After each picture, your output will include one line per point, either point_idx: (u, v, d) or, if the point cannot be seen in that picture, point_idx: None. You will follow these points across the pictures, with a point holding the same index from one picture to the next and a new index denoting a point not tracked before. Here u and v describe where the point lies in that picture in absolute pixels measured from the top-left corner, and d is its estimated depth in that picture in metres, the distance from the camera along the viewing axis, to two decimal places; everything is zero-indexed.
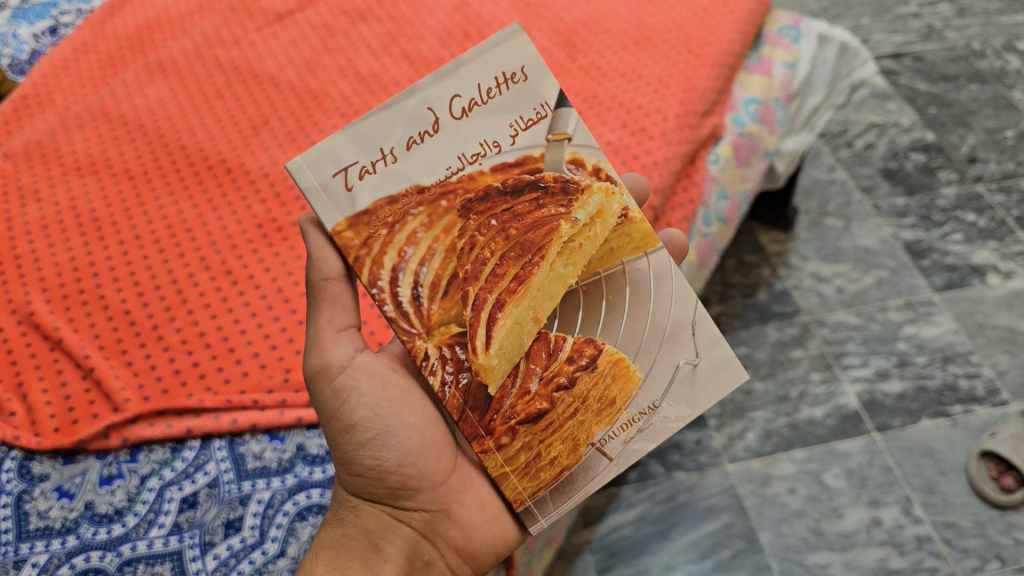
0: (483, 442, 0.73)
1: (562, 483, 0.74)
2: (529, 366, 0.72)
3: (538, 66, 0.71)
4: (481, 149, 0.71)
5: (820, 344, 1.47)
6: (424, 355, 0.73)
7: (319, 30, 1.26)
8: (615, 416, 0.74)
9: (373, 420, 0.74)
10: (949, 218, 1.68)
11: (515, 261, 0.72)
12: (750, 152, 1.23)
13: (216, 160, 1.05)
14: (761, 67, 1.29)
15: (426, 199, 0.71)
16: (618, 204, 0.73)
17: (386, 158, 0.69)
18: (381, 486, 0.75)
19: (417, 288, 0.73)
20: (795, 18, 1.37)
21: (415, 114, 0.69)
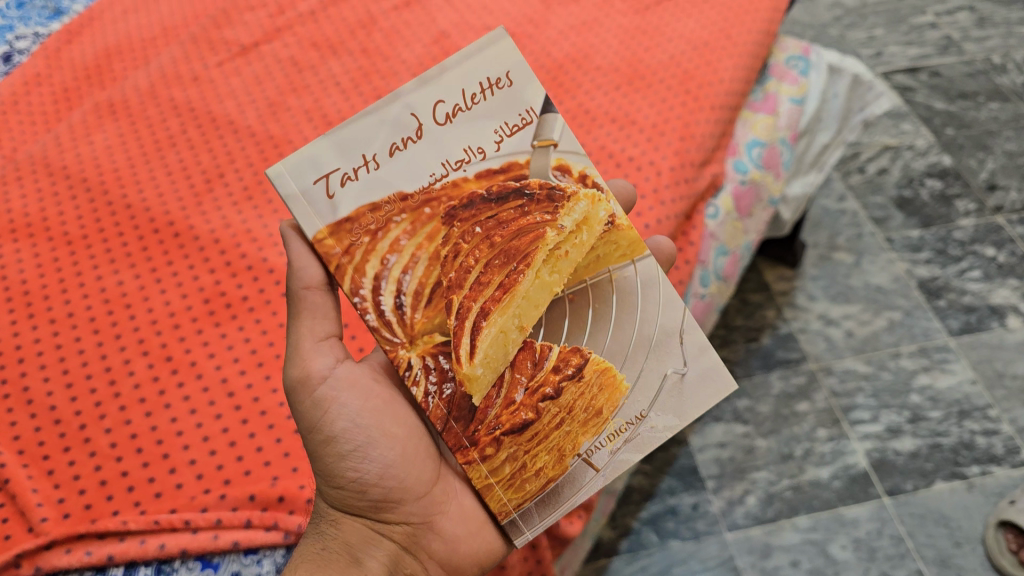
0: (466, 453, 0.67)
1: (547, 494, 0.68)
2: (513, 376, 0.67)
3: (525, 71, 0.66)
4: (466, 156, 0.66)
5: (827, 396, 1.38)
6: (406, 364, 0.67)
7: (286, 65, 1.16)
8: (602, 425, 0.68)
9: (353, 429, 0.70)
10: (967, 253, 1.57)
11: (500, 268, 0.66)
12: (752, 202, 1.13)
13: (163, 222, 0.95)
14: (766, 105, 1.19)
15: (409, 206, 0.66)
16: (606, 212, 0.68)
17: (367, 165, 0.64)
18: (361, 498, 0.71)
19: (399, 297, 0.67)
20: (804, 46, 1.27)
21: (398, 120, 0.64)
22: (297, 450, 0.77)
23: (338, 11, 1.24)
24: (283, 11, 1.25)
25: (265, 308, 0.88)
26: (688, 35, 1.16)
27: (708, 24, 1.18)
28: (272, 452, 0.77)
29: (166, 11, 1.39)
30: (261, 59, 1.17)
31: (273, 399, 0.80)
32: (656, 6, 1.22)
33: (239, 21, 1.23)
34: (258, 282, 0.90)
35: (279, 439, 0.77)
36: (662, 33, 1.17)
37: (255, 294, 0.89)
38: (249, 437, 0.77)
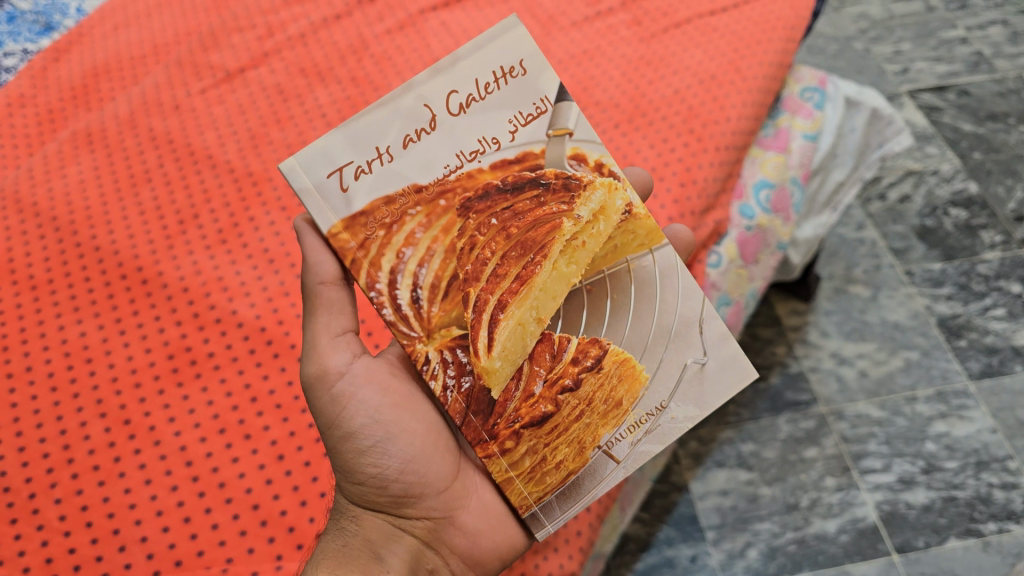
0: (485, 447, 0.68)
1: (568, 488, 0.69)
2: (533, 368, 0.68)
3: (538, 59, 0.67)
4: (480, 147, 0.67)
5: (837, 442, 1.31)
6: (424, 360, 0.68)
7: (271, 92, 1.12)
8: (623, 417, 0.69)
9: (372, 426, 0.74)
10: (991, 289, 1.50)
11: (516, 261, 0.67)
12: (758, 248, 1.08)
13: (130, 267, 0.93)
14: (776, 141, 1.13)
15: (423, 199, 0.67)
16: (623, 200, 0.68)
17: (381, 158, 0.66)
18: (382, 494, 0.75)
19: (416, 291, 0.69)
20: (820, 76, 1.20)
21: (411, 112, 0.66)
22: (256, 528, 0.76)
23: (328, 36, 1.19)
24: (273, 35, 1.20)
25: (230, 365, 0.86)
26: (694, 67, 1.11)
27: (715, 56, 1.12)
28: (228, 530, 0.75)
29: (157, 26, 1.34)
30: (248, 86, 1.13)
31: (234, 470, 0.79)
32: (661, 34, 1.16)
33: (226, 44, 1.19)
34: (224, 340, 0.88)
35: (236, 516, 0.76)
36: (665, 64, 1.12)
37: (222, 351, 0.87)
38: (205, 512, 0.76)
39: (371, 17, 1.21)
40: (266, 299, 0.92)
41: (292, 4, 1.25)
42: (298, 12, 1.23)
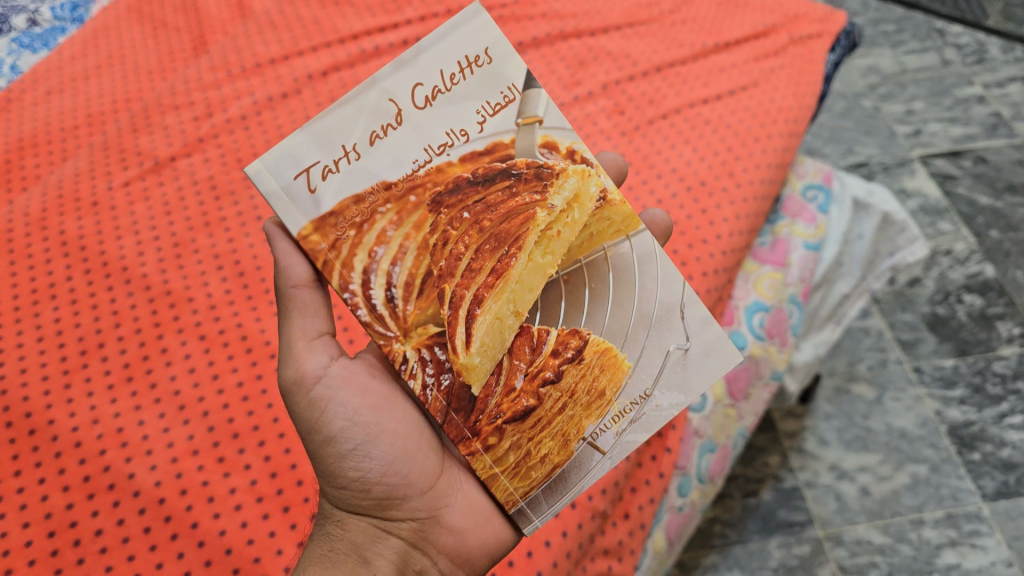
0: (468, 445, 0.63)
1: (554, 481, 0.63)
2: (513, 362, 0.62)
3: (503, 45, 0.62)
4: (448, 139, 0.62)
5: (835, 572, 1.19)
6: (402, 358, 0.63)
7: (203, 188, 1.00)
8: (607, 407, 0.63)
9: (353, 428, 0.69)
10: (1008, 391, 1.36)
11: (490, 254, 0.62)
12: (750, 381, 0.94)
13: (17, 411, 0.80)
14: (774, 254, 1.00)
15: (394, 195, 0.62)
16: (596, 187, 0.62)
17: (348, 156, 0.61)
18: (365, 496, 0.70)
19: (390, 289, 0.63)
20: (825, 173, 1.07)
21: (376, 107, 0.61)
22: None
23: (273, 119, 1.07)
24: (211, 115, 1.08)
25: (120, 548, 0.73)
26: (681, 170, 0.98)
27: (705, 158, 0.99)
28: None
29: (94, 93, 1.23)
30: (177, 178, 1.01)
31: None
32: (646, 127, 1.03)
33: (158, 125, 1.06)
34: (115, 514, 0.74)
35: None
36: (650, 166, 0.98)
37: (111, 529, 0.73)
38: None
39: (320, 98, 1.09)
40: (170, 459, 0.78)
41: (236, 78, 1.12)
42: (241, 88, 1.11)
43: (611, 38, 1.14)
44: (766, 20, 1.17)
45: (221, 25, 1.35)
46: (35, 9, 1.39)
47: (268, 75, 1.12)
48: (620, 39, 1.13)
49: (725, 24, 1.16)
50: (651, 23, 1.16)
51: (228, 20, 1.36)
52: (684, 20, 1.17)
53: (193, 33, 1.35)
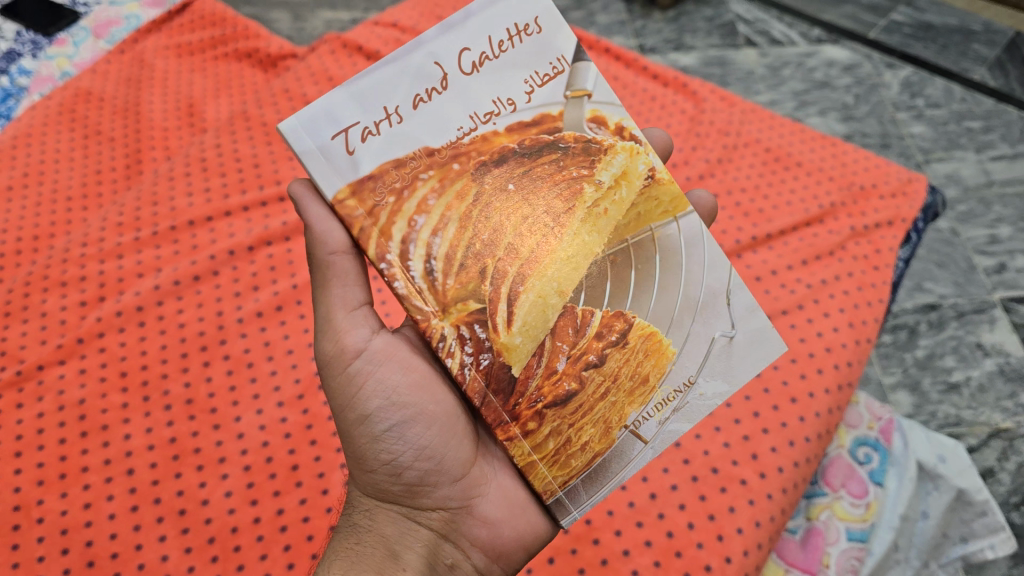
0: (505, 429, 0.55)
1: (593, 471, 0.56)
2: (555, 345, 0.55)
3: (552, 17, 0.58)
4: (494, 108, 0.56)
5: None
6: (440, 336, 0.55)
7: (69, 417, 0.79)
8: (649, 394, 0.57)
9: (389, 407, 0.61)
10: None
11: (534, 229, 0.56)
12: None
13: None
14: (809, 554, 0.74)
15: (436, 161, 0.55)
16: (644, 165, 0.58)
17: (389, 117, 0.54)
18: (395, 481, 0.62)
19: (429, 261, 0.55)
20: (884, 421, 0.84)
21: (421, 70, 0.55)
22: None
23: (176, 313, 0.86)
24: (103, 300, 0.88)
25: None
26: (687, 444, 0.74)
27: (720, 428, 0.75)
28: None
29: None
30: (40, 397, 0.80)
31: None
32: None
33: (36, 310, 0.87)
34: None
35: None
36: None
37: None
38: None
39: (240, 284, 0.89)
40: None
41: (142, 244, 0.92)
42: (148, 259, 0.91)
43: None
44: (820, 200, 0.92)
45: (162, 138, 1.12)
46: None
47: (182, 244, 0.93)
48: None
49: (767, 199, 0.92)
50: None
51: (174, 130, 1.14)
52: (716, 194, 0.92)
53: (129, 147, 1.11)
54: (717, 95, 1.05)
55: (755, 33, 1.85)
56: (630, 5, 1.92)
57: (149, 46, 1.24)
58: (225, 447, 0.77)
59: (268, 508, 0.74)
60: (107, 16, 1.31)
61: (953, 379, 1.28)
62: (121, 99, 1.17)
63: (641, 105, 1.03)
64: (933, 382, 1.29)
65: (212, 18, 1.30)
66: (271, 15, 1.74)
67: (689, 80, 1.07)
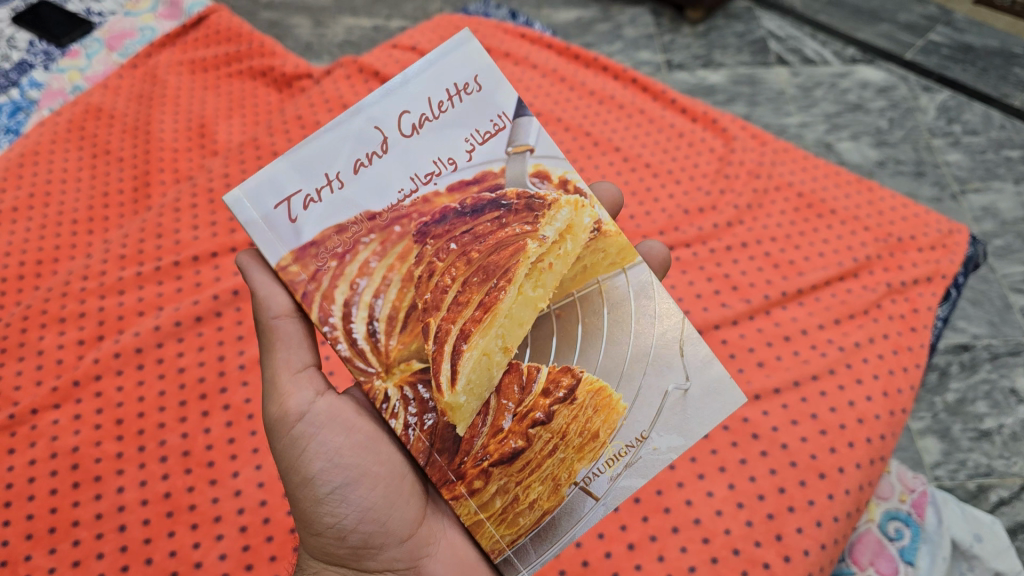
0: (451, 489, 0.51)
1: (542, 529, 0.51)
2: (500, 402, 0.51)
3: (494, 73, 0.53)
4: (435, 168, 0.52)
5: None
6: (383, 396, 0.51)
7: (62, 465, 0.75)
8: (599, 450, 0.51)
9: (331, 468, 0.57)
10: None
11: (478, 286, 0.52)
12: None
13: None
14: None
15: (378, 225, 0.52)
16: (589, 217, 0.53)
17: (331, 184, 0.51)
18: (340, 544, 0.58)
19: (371, 323, 0.52)
20: (917, 494, 0.79)
21: (360, 134, 0.51)
22: None
23: (176, 356, 0.83)
24: (102, 339, 0.85)
25: None
26: (706, 522, 0.70)
27: (743, 504, 0.71)
28: None
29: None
30: (33, 443, 0.77)
31: None
32: None
33: (32, 347, 0.83)
34: None
35: None
36: (662, 507, 0.71)
37: None
38: None
39: (243, 326, 0.86)
40: None
41: (145, 279, 0.89)
42: (149, 296, 0.88)
43: None
44: (854, 252, 0.90)
45: (172, 159, 1.06)
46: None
47: (185, 281, 0.90)
48: None
49: (800, 248, 0.90)
50: (694, 245, 0.91)
51: (184, 150, 1.08)
52: (744, 243, 0.91)
53: (138, 168, 1.06)
54: (747, 131, 1.04)
55: (786, 52, 1.60)
56: (659, 17, 1.70)
57: (163, 60, 1.20)
58: (222, 505, 0.73)
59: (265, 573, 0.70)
60: (121, 27, 1.25)
61: (984, 427, 1.06)
62: (132, 117, 1.12)
63: (668, 142, 1.03)
64: (963, 428, 1.07)
65: (228, 33, 1.26)
66: (292, 21, 1.70)
67: (719, 115, 1.06)
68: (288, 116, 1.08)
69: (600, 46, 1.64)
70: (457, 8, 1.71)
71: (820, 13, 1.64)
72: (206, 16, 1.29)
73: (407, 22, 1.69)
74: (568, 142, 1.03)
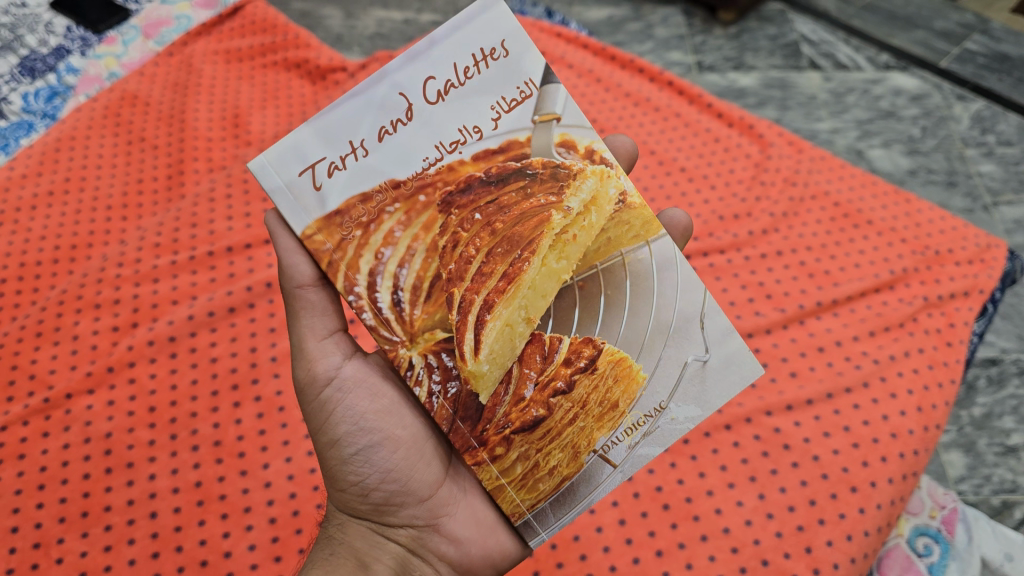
0: (473, 455, 0.50)
1: (562, 495, 0.50)
2: (522, 371, 0.50)
3: (523, 39, 0.50)
4: (460, 136, 0.50)
5: None
6: (407, 365, 0.50)
7: (94, 451, 0.76)
8: (618, 419, 0.50)
9: (354, 430, 0.57)
10: None
11: (502, 257, 0.50)
12: None
13: None
14: None
15: (402, 194, 0.49)
16: (615, 189, 0.51)
17: (355, 152, 0.48)
18: (361, 501, 0.58)
19: (396, 293, 0.50)
20: (948, 510, 0.80)
21: (384, 101, 0.48)
22: None
23: (209, 345, 0.84)
24: (136, 326, 0.85)
25: None
26: (736, 531, 0.70)
27: (773, 515, 0.70)
28: None
29: (35, 232, 0.95)
30: (67, 427, 0.77)
31: None
32: (697, 442, 0.75)
33: (67, 332, 0.84)
34: None
35: None
36: (692, 515, 0.71)
37: None
38: None
39: (275, 318, 0.86)
40: None
41: (179, 268, 0.90)
42: (183, 286, 0.89)
43: None
44: (892, 264, 0.90)
45: (205, 149, 1.07)
46: (4, 94, 1.10)
47: (219, 271, 0.90)
48: None
49: (836, 258, 0.91)
50: (729, 251, 0.92)
51: (218, 140, 1.09)
52: (779, 252, 0.91)
53: (172, 156, 1.06)
54: (784, 138, 1.05)
55: (818, 56, 1.58)
56: (691, 17, 1.69)
57: (199, 50, 1.20)
58: (252, 496, 0.74)
59: (291, 565, 0.70)
60: (157, 15, 1.25)
61: (1013, 442, 1.02)
62: (167, 105, 1.12)
63: (703, 147, 1.04)
64: (987, 443, 1.02)
65: (263, 23, 1.27)
66: (323, 11, 1.70)
67: (756, 122, 1.06)
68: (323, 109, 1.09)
69: (631, 46, 1.64)
70: None
71: (854, 18, 1.61)
72: (242, 6, 1.29)
73: (438, 16, 1.68)
74: None
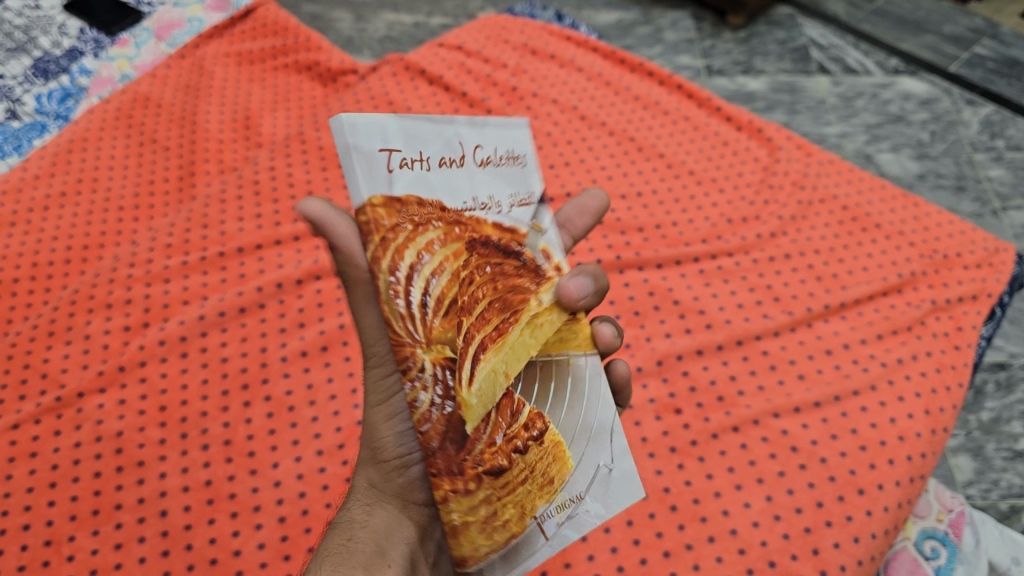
0: (450, 481, 0.45)
1: (509, 551, 0.45)
2: (497, 419, 0.45)
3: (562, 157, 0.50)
4: (494, 199, 0.47)
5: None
6: (417, 366, 0.44)
7: (106, 448, 0.76)
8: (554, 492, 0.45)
9: (415, 410, 0.56)
10: None
11: (497, 312, 0.46)
12: None
13: None
14: None
15: (446, 219, 0.45)
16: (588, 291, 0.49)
17: (419, 163, 0.44)
18: (399, 479, 0.56)
19: (422, 299, 0.45)
20: (955, 514, 0.80)
21: (455, 140, 0.45)
22: None
23: (220, 345, 0.84)
24: (147, 326, 0.86)
25: None
26: (743, 533, 0.70)
27: (780, 517, 0.71)
28: None
29: (48, 233, 0.96)
30: (78, 426, 0.78)
31: None
32: (704, 444, 0.76)
33: (80, 332, 0.85)
34: None
35: None
36: (699, 516, 0.71)
37: None
38: None
39: (286, 319, 0.87)
40: None
41: (190, 268, 0.90)
42: (194, 286, 0.89)
43: (682, 275, 0.90)
44: (899, 267, 0.90)
45: (217, 150, 1.07)
46: (18, 95, 1.11)
47: (230, 272, 0.91)
48: (693, 280, 0.89)
49: (844, 261, 0.91)
50: (737, 254, 0.92)
51: (229, 141, 1.09)
52: (787, 255, 0.92)
53: (184, 157, 1.07)
54: (792, 142, 1.05)
55: (827, 60, 1.58)
56: (700, 21, 1.69)
57: (210, 52, 1.21)
58: (261, 495, 0.74)
59: (300, 564, 0.70)
60: (170, 17, 1.27)
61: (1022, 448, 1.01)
62: (179, 106, 1.13)
63: (712, 150, 1.04)
64: (996, 448, 1.02)
65: (275, 26, 1.28)
66: (334, 14, 1.71)
67: (764, 125, 1.07)
68: (334, 111, 1.09)
69: (640, 49, 1.63)
70: (498, 9, 1.72)
71: (863, 23, 1.63)
72: (254, 9, 1.30)
73: (448, 19, 1.69)
74: (612, 147, 1.04)
